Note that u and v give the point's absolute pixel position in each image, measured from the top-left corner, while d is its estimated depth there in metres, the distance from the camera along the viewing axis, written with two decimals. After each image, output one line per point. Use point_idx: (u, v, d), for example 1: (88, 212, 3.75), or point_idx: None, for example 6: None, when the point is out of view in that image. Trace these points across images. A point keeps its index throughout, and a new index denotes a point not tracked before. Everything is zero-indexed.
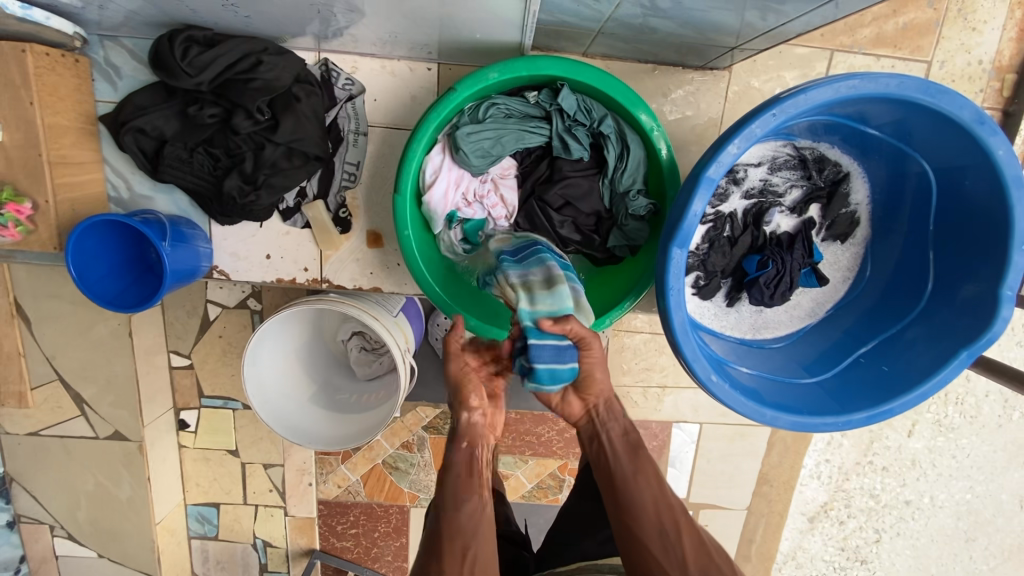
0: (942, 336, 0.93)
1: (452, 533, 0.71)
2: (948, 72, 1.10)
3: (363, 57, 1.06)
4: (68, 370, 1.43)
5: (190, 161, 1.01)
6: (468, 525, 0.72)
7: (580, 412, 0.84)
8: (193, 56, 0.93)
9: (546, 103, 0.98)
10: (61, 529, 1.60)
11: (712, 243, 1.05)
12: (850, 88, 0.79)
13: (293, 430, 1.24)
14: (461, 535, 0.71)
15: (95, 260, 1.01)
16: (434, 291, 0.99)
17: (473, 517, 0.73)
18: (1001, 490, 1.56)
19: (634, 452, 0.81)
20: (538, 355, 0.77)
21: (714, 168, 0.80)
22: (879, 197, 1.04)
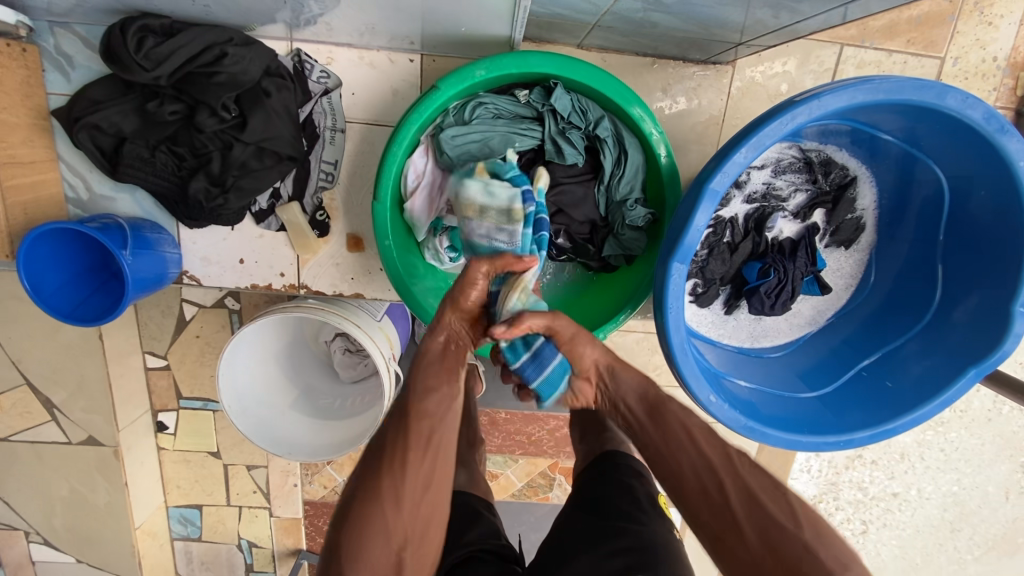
0: (947, 354, 0.90)
1: (418, 415, 0.71)
2: (961, 69, 1.05)
3: (339, 47, 0.97)
4: (37, 374, 1.36)
5: (152, 161, 0.93)
6: (436, 411, 0.72)
7: (596, 394, 0.84)
8: (148, 48, 0.84)
9: (537, 103, 0.91)
10: (37, 535, 1.55)
11: (711, 249, 1.00)
12: (866, 94, 0.74)
13: (273, 441, 1.17)
14: (428, 420, 0.71)
15: (52, 270, 0.94)
16: (419, 305, 0.93)
17: (441, 405, 0.74)
18: (988, 482, 1.53)
19: (658, 415, 0.78)
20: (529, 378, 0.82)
21: (719, 178, 0.74)
22: (886, 202, 0.99)
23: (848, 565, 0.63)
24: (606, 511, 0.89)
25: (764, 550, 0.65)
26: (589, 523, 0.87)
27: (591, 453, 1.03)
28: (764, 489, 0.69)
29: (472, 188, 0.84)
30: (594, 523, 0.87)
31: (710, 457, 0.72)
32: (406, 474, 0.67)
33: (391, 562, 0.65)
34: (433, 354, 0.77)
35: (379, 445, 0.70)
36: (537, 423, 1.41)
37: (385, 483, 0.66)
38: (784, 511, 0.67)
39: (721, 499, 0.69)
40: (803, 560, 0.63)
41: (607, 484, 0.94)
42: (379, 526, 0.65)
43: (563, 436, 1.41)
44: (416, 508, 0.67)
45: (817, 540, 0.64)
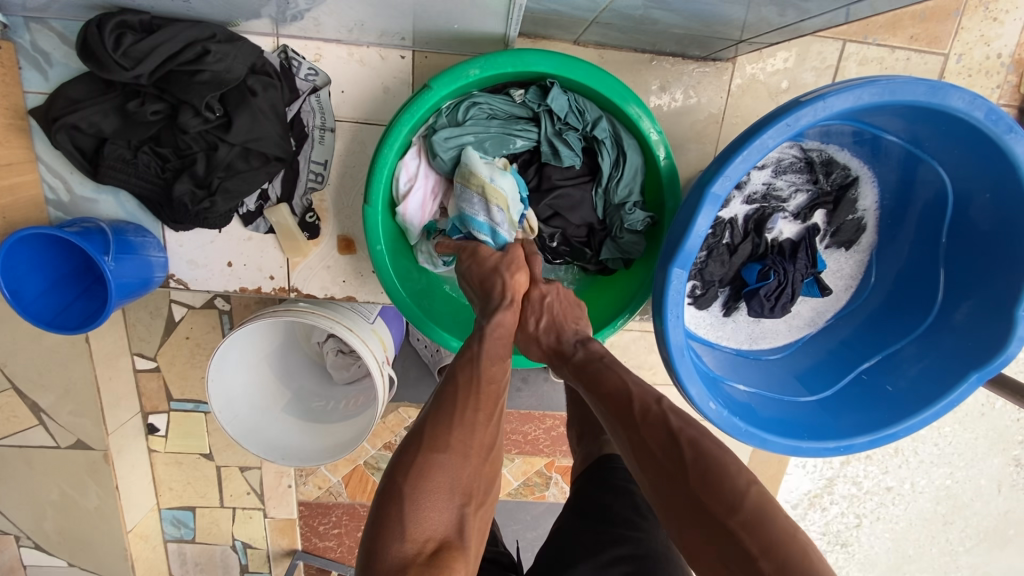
0: (944, 356, 0.89)
1: (487, 382, 0.68)
2: (964, 66, 1.03)
3: (328, 43, 0.94)
4: (22, 377, 1.32)
5: (135, 162, 0.90)
6: (500, 380, 0.70)
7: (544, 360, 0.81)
8: (127, 46, 0.81)
9: (533, 103, 0.89)
10: (27, 539, 1.52)
11: (710, 251, 0.99)
12: (872, 95, 0.72)
13: (266, 446, 1.15)
14: (495, 385, 0.69)
15: (32, 275, 0.91)
16: (414, 310, 0.91)
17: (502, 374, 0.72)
18: (981, 475, 1.53)
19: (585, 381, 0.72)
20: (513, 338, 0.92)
21: (721, 182, 0.72)
22: (888, 202, 0.98)
23: (740, 507, 0.54)
24: (607, 518, 0.86)
25: (663, 499, 0.59)
26: (587, 528, 0.87)
27: (590, 456, 1.00)
28: (659, 440, 0.61)
29: (507, 181, 0.87)
30: (594, 530, 0.85)
31: (609, 411, 0.67)
32: (476, 428, 0.64)
33: (452, 518, 0.57)
34: (503, 329, 0.75)
35: (444, 397, 0.66)
36: (533, 422, 1.39)
37: (456, 433, 0.62)
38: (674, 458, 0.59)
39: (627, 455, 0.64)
40: (696, 512, 0.56)
41: (605, 489, 0.92)
42: (444, 477, 0.59)
43: (559, 435, 1.40)
44: (481, 469, 0.62)
45: (703, 492, 0.56)
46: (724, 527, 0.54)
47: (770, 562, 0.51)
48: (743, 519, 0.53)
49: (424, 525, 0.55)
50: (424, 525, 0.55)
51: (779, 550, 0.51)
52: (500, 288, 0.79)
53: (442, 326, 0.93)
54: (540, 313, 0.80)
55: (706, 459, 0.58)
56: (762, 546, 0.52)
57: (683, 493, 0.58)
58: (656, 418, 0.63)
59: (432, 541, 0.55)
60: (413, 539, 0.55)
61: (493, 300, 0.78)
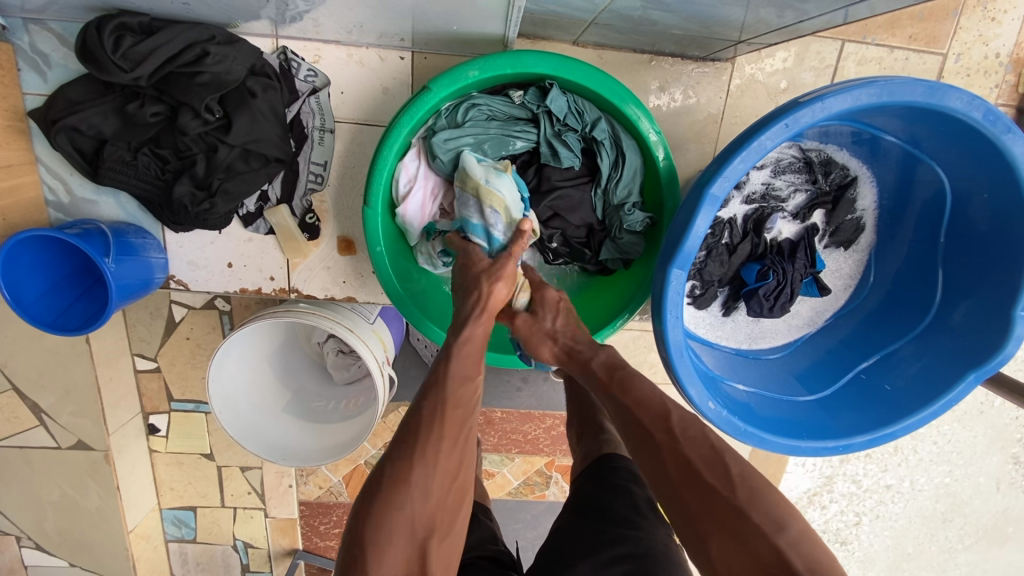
0: (941, 355, 0.90)
1: (453, 407, 0.66)
2: (963, 66, 1.03)
3: (327, 44, 0.94)
4: (22, 378, 1.33)
5: (134, 164, 0.90)
6: (468, 401, 0.69)
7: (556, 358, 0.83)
8: (126, 48, 0.81)
9: (532, 104, 0.89)
10: (28, 540, 1.52)
11: (709, 251, 0.99)
12: (870, 96, 0.72)
13: (267, 446, 1.16)
14: (462, 408, 0.67)
15: (32, 277, 0.91)
16: (414, 312, 0.91)
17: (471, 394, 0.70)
18: (980, 473, 1.53)
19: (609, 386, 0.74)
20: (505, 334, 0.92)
21: (719, 183, 0.73)
22: (886, 201, 0.98)
23: (786, 526, 0.56)
24: (608, 517, 0.86)
25: (701, 512, 0.59)
26: (587, 526, 0.87)
27: (589, 455, 1.01)
28: (700, 455, 0.61)
29: (507, 182, 0.86)
30: (593, 528, 0.86)
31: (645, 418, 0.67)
32: (438, 463, 0.62)
33: (415, 556, 0.58)
34: (472, 344, 0.74)
35: (408, 430, 0.64)
36: (533, 421, 1.39)
37: (415, 473, 0.60)
38: (717, 474, 0.60)
39: (659, 467, 0.64)
40: (740, 526, 0.56)
41: (605, 487, 0.92)
42: (404, 519, 0.59)
43: (559, 434, 1.40)
44: (445, 502, 0.61)
45: (750, 505, 0.57)
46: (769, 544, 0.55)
47: None
48: (788, 536, 0.55)
49: (386, 565, 0.57)
50: (385, 564, 0.57)
51: (822, 567, 0.54)
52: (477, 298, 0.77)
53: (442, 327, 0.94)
54: (556, 312, 0.85)
55: (749, 479, 0.59)
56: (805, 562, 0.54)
57: (724, 508, 0.58)
58: (697, 434, 0.64)
59: None
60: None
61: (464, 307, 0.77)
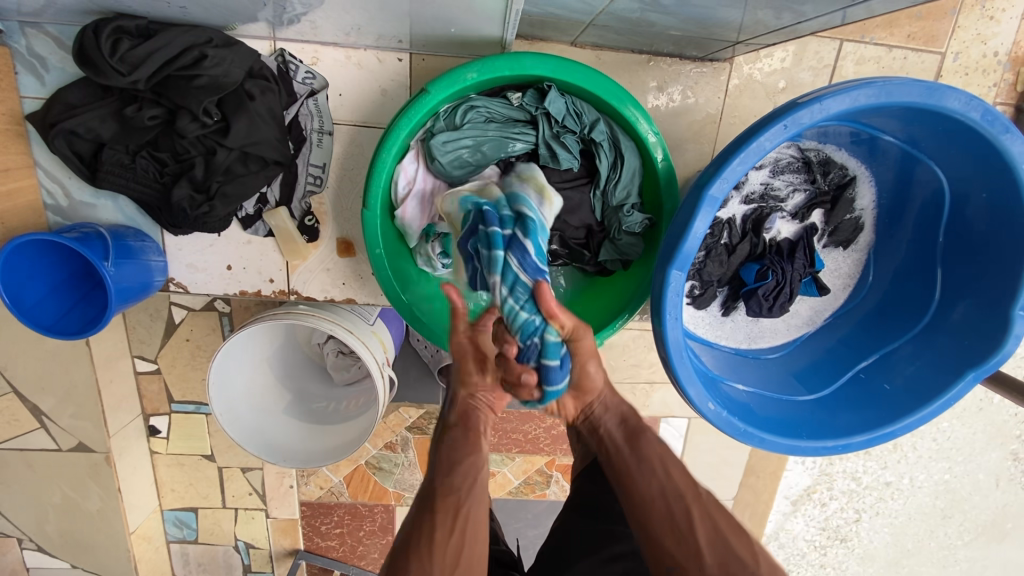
0: (939, 355, 0.90)
1: (443, 493, 0.70)
2: (962, 65, 1.03)
3: (325, 46, 0.94)
4: (22, 381, 1.33)
5: (133, 167, 0.90)
6: (461, 487, 0.71)
7: (577, 412, 0.80)
8: (124, 51, 0.81)
9: (531, 106, 0.89)
10: (30, 541, 1.53)
11: (709, 251, 0.99)
12: (869, 97, 0.72)
13: (265, 447, 1.16)
14: (453, 495, 0.70)
15: (32, 281, 0.91)
16: (416, 317, 0.92)
17: (466, 479, 0.72)
18: (979, 469, 1.53)
19: (633, 439, 0.77)
20: (531, 355, 0.73)
21: (718, 185, 0.73)
22: (885, 201, 0.98)
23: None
24: (608, 515, 0.87)
25: None
26: (587, 527, 0.87)
27: None
28: (728, 525, 0.68)
29: (554, 208, 0.86)
30: (593, 529, 0.86)
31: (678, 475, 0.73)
32: (431, 553, 0.65)
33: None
34: (455, 435, 0.78)
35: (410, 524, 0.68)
36: (533, 421, 1.40)
37: (410, 563, 0.64)
38: (746, 548, 0.67)
39: (685, 534, 0.67)
40: None
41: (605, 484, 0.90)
42: None
43: (559, 433, 1.40)
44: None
45: None
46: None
47: None
48: None
49: None
50: None
51: None
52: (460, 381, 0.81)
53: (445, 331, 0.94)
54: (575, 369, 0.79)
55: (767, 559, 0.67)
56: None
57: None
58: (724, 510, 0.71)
59: None
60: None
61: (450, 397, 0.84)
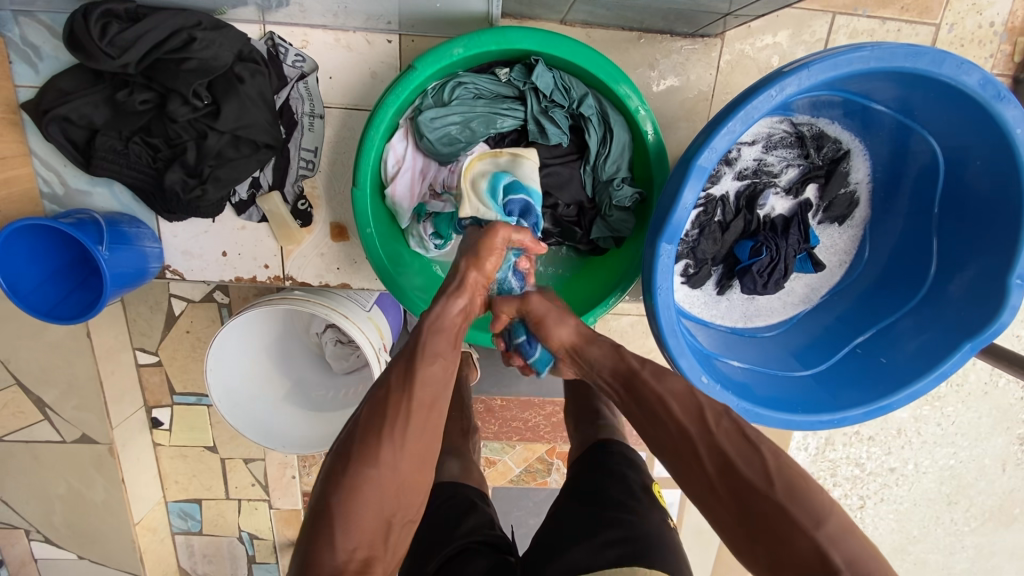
0: (941, 327, 0.89)
1: (423, 384, 0.67)
2: (957, 37, 1.02)
3: (314, 28, 0.94)
4: (26, 373, 1.34)
5: (126, 152, 0.91)
6: (440, 380, 0.69)
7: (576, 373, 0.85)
8: (113, 34, 0.81)
9: (518, 82, 0.89)
10: (37, 533, 1.54)
11: (702, 228, 0.98)
12: (860, 60, 0.72)
13: (266, 434, 1.17)
14: (431, 389, 0.68)
15: (28, 267, 0.92)
16: (404, 292, 0.92)
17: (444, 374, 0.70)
18: (985, 455, 1.52)
19: (629, 384, 0.74)
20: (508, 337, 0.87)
21: (707, 154, 0.73)
22: (880, 174, 0.98)
23: (825, 521, 0.58)
24: (599, 501, 0.85)
25: (745, 514, 0.61)
26: (585, 511, 0.84)
27: (585, 441, 1.00)
28: (736, 449, 0.64)
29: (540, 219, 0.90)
30: (589, 512, 0.83)
31: (680, 411, 0.68)
32: (406, 439, 0.65)
33: (381, 532, 0.63)
34: (444, 319, 0.73)
35: (374, 405, 0.66)
36: (532, 409, 1.38)
37: (382, 448, 0.63)
38: (760, 472, 0.62)
39: (697, 469, 0.65)
40: (782, 523, 0.59)
41: (599, 473, 0.91)
42: (374, 495, 0.62)
43: (559, 420, 1.39)
44: (414, 475, 0.65)
45: (787, 502, 0.60)
46: (810, 539, 0.57)
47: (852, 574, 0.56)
48: (827, 532, 0.57)
49: (352, 540, 0.60)
50: (352, 539, 0.60)
51: (860, 563, 0.56)
52: (454, 275, 0.78)
53: (421, 299, 0.93)
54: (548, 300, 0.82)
55: (787, 463, 0.63)
56: (848, 561, 0.56)
57: (767, 508, 0.60)
58: (732, 431, 0.66)
59: (359, 551, 0.61)
60: (342, 551, 0.60)
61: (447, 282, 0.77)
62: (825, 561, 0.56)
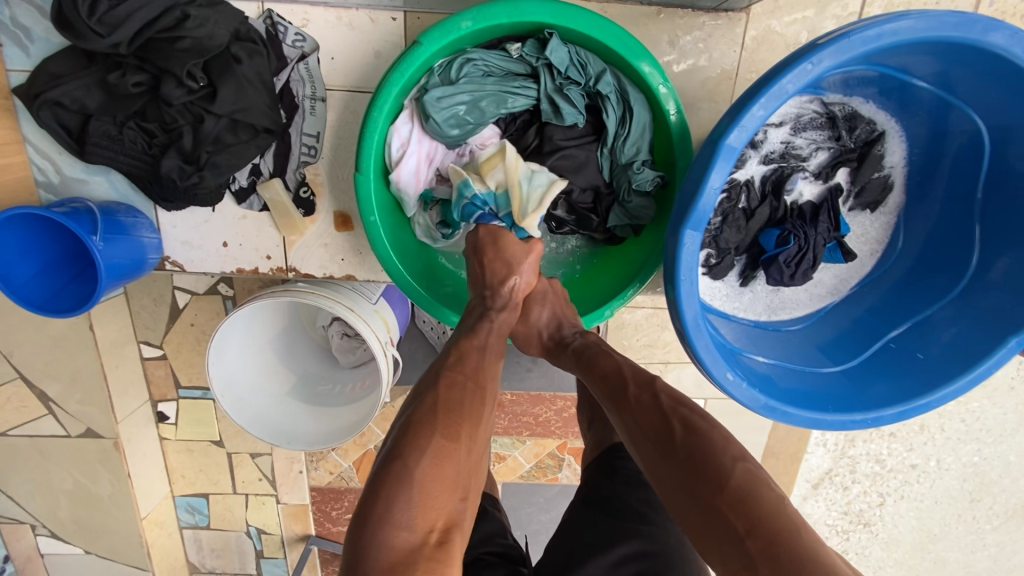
0: (979, 318, 0.84)
1: (490, 378, 0.73)
2: (999, 9, 0.95)
3: (314, 6, 0.89)
4: (30, 367, 1.32)
5: (121, 138, 0.87)
6: (494, 373, 0.75)
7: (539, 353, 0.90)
8: (102, 11, 0.77)
9: (531, 57, 0.84)
10: (43, 527, 1.53)
11: (725, 216, 0.93)
12: (902, 31, 0.66)
13: (270, 430, 1.13)
14: (496, 382, 0.74)
15: (23, 259, 0.90)
16: (424, 297, 0.88)
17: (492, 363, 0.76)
18: (1010, 451, 1.45)
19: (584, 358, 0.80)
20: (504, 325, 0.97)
21: (736, 134, 0.67)
22: (916, 157, 0.92)
23: (727, 485, 0.58)
24: (619, 511, 0.80)
25: (662, 483, 0.64)
26: (604, 522, 0.79)
27: (601, 443, 0.95)
28: (650, 421, 0.67)
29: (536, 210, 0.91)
30: (607, 524, 0.78)
31: (605, 393, 0.74)
32: (481, 423, 0.67)
33: (455, 510, 0.59)
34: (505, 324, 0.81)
35: (452, 383, 0.68)
36: (544, 404, 1.34)
37: (465, 426, 0.64)
38: (666, 441, 0.65)
39: (630, 440, 0.69)
40: (690, 491, 0.60)
41: (616, 480, 0.85)
42: (452, 468, 0.60)
43: (571, 415, 1.35)
44: (481, 461, 0.65)
45: (690, 469, 0.61)
46: (711, 505, 0.58)
47: (754, 540, 0.54)
48: (728, 497, 0.57)
49: (428, 515, 0.57)
50: (428, 515, 0.56)
51: (761, 527, 0.54)
52: (507, 287, 0.83)
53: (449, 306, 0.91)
54: (544, 304, 0.87)
55: (694, 430, 0.64)
56: (746, 526, 0.55)
57: (676, 475, 0.62)
58: (648, 403, 0.69)
59: (435, 530, 0.56)
60: (415, 528, 0.55)
61: (498, 295, 0.83)
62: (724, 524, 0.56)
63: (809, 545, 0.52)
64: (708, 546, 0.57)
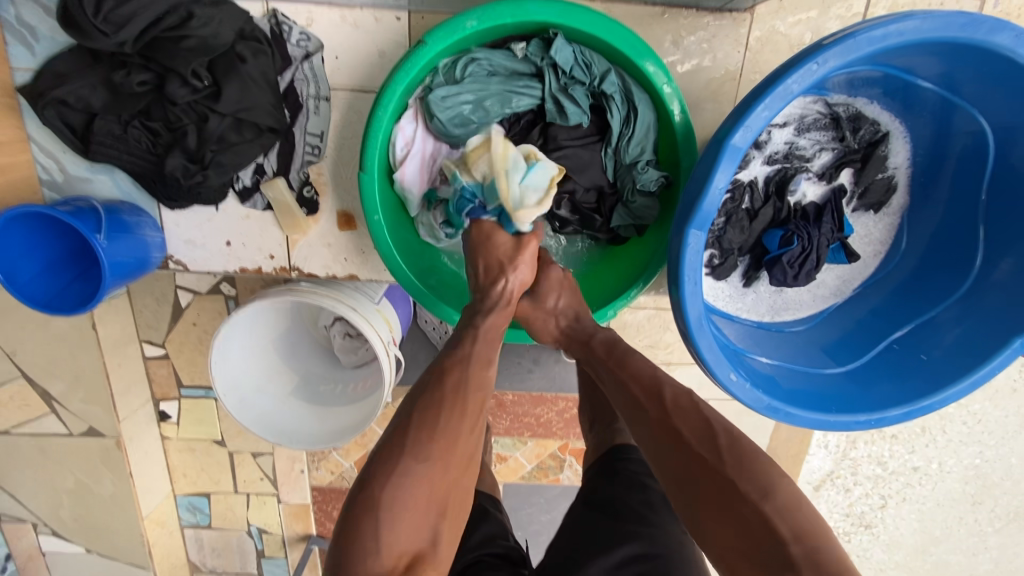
0: (985, 318, 0.84)
1: (476, 387, 0.71)
2: (1003, 10, 0.95)
3: (319, 5, 0.89)
4: (32, 366, 1.32)
5: (125, 137, 0.87)
6: (483, 385, 0.72)
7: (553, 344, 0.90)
8: (108, 10, 0.77)
9: (535, 57, 0.84)
10: (45, 526, 1.53)
11: (729, 216, 0.93)
12: (907, 32, 0.66)
13: (274, 430, 1.13)
14: (482, 390, 0.72)
15: (27, 258, 0.90)
16: (426, 295, 0.88)
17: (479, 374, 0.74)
18: (1012, 454, 1.45)
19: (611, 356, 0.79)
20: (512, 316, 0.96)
21: (741, 134, 0.67)
22: (919, 157, 0.91)
23: (774, 494, 0.59)
24: (621, 512, 0.80)
25: (692, 486, 0.63)
26: (605, 523, 0.79)
27: (603, 444, 0.95)
28: (690, 424, 0.67)
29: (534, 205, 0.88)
30: (609, 525, 0.78)
31: (638, 390, 0.73)
32: (461, 436, 0.66)
33: (429, 529, 0.60)
34: (495, 328, 0.79)
35: (427, 406, 0.66)
36: (545, 404, 1.34)
37: (437, 443, 0.63)
38: (705, 444, 0.64)
39: (658, 439, 0.68)
40: (730, 495, 0.60)
41: (618, 481, 0.85)
42: (424, 489, 0.60)
43: (573, 416, 1.35)
44: (463, 474, 0.64)
45: (735, 473, 0.61)
46: (756, 510, 0.58)
47: (799, 547, 0.56)
48: (776, 505, 0.58)
49: (399, 539, 0.58)
50: (398, 539, 0.58)
51: (806, 536, 0.56)
52: (498, 288, 0.81)
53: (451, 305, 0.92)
54: (558, 291, 0.87)
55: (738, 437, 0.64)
56: (793, 532, 0.56)
57: (714, 479, 0.61)
58: (689, 407, 0.68)
59: (405, 554, 0.58)
60: (386, 554, 0.57)
61: (488, 297, 0.81)
62: (769, 530, 0.57)
63: (843, 557, 0.56)
64: (739, 551, 0.58)
